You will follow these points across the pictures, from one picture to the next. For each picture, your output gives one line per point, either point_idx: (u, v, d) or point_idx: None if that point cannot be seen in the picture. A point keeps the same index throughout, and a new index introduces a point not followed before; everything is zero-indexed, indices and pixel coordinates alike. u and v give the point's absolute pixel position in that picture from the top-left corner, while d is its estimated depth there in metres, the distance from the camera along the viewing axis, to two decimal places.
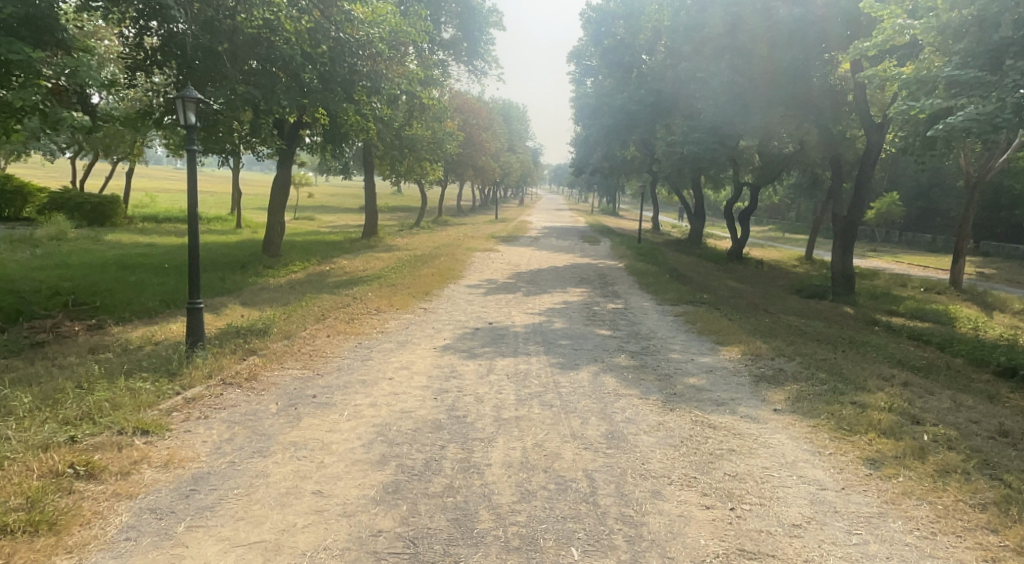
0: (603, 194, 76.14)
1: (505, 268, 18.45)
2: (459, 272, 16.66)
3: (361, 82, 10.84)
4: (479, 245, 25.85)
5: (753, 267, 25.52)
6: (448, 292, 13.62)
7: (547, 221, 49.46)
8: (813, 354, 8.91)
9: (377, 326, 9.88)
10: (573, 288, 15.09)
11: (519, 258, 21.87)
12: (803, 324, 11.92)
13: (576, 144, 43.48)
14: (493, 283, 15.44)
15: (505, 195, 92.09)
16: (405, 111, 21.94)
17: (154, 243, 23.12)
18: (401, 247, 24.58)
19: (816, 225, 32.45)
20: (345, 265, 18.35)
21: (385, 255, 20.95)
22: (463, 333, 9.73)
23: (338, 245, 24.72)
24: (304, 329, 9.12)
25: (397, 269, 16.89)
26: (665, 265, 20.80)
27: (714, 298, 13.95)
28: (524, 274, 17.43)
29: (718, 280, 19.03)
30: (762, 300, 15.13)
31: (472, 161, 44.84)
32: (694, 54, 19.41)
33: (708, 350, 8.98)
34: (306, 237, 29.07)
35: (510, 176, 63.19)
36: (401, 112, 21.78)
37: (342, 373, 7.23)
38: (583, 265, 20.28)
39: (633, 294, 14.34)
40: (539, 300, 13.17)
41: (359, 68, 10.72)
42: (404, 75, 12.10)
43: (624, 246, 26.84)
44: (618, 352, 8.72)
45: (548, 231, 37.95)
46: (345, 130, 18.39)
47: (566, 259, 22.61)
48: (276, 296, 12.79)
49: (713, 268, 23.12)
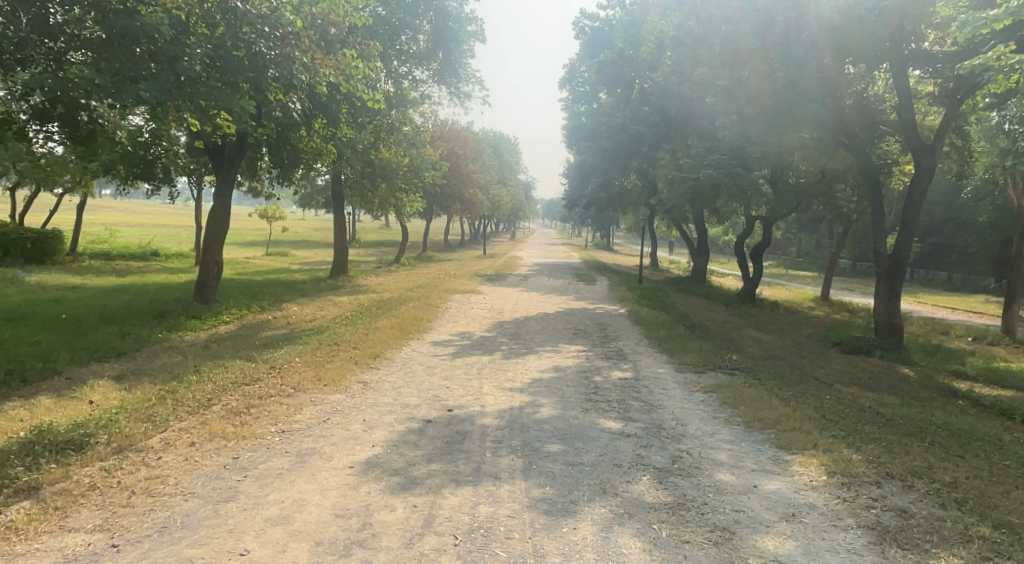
0: (596, 228, 73.52)
1: (485, 317, 15.43)
2: (426, 324, 13.63)
3: (269, 68, 8.25)
4: (459, 285, 22.90)
5: (769, 311, 22.63)
6: (404, 353, 10.55)
7: (539, 257, 46.67)
8: (934, 473, 5.83)
9: (278, 420, 6.73)
10: (567, 345, 12.06)
11: (503, 302, 18.89)
12: (875, 402, 8.92)
13: (569, 175, 40.94)
14: (467, 338, 12.42)
15: (494, 229, 89.75)
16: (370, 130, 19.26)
17: (81, 286, 20.02)
18: (370, 289, 21.60)
19: (831, 262, 29.67)
20: (292, 313, 15.26)
21: (345, 299, 17.95)
22: (406, 428, 6.64)
23: (299, 286, 21.70)
24: (155, 435, 5.97)
25: (351, 319, 13.88)
26: (673, 311, 17.86)
27: (746, 361, 10.96)
28: (507, 324, 14.40)
29: (740, 331, 16.06)
30: (804, 360, 12.16)
31: (457, 193, 42.13)
32: (706, 66, 16.74)
33: (773, 467, 5.86)
34: (268, 276, 26.03)
35: (499, 211, 60.47)
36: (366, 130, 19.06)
37: (159, 541, 4.14)
38: (577, 311, 17.31)
39: (641, 353, 11.34)
40: (522, 365, 10.11)
41: (261, 51, 8.18)
42: (336, 63, 9.29)
43: (624, 287, 23.90)
44: (635, 472, 5.64)
45: (539, 267, 34.97)
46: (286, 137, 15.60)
47: (557, 302, 19.68)
48: (173, 362, 9.65)
49: (726, 313, 20.20)
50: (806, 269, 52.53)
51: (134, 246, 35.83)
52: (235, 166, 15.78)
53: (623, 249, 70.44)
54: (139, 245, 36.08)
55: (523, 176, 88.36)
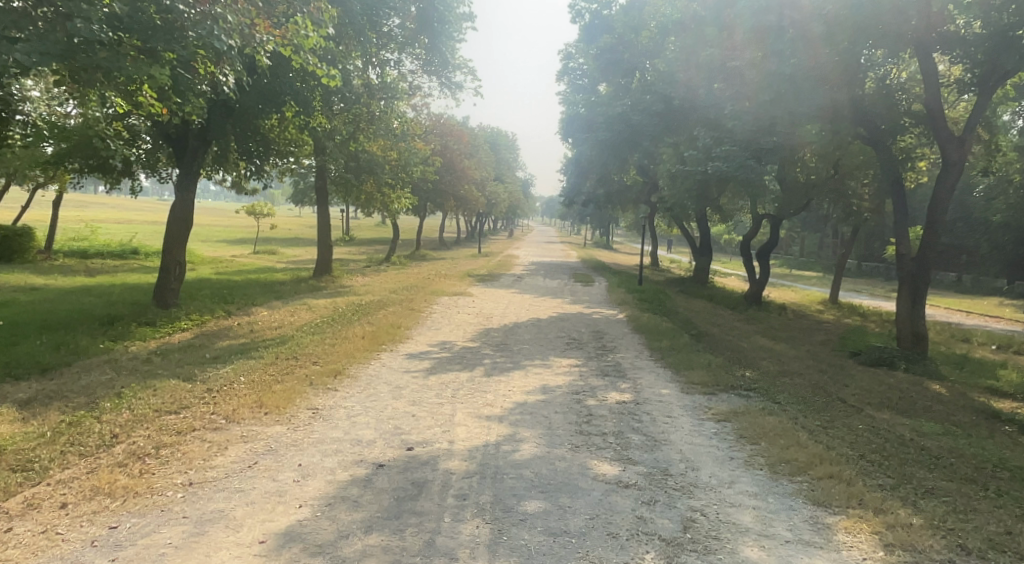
0: (596, 226, 72.07)
1: (470, 323, 14.11)
2: (403, 332, 12.31)
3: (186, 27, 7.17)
4: (448, 287, 21.58)
5: (777, 316, 21.31)
6: (371, 369, 9.22)
7: (536, 255, 45.21)
8: (1020, 547, 4.53)
9: (190, 466, 5.42)
10: (559, 358, 10.72)
11: (493, 306, 17.55)
12: (917, 433, 7.61)
13: (567, 171, 39.62)
14: (446, 349, 11.10)
15: (492, 227, 88.41)
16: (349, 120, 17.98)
17: (41, 287, 18.69)
18: (352, 290, 20.26)
19: (840, 263, 28.34)
20: (259, 319, 13.95)
21: (321, 302, 16.65)
22: (350, 477, 5.32)
23: (278, 288, 20.38)
24: (20, 494, 4.69)
25: (321, 326, 12.58)
26: (675, 317, 16.56)
27: (761, 379, 9.65)
28: (494, 332, 13.05)
29: (748, 340, 14.77)
30: (824, 377, 10.85)
31: (452, 190, 40.72)
32: (713, 50, 15.43)
33: (813, 538, 4.54)
34: (249, 276, 24.67)
35: (497, 209, 59.17)
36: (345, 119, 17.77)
37: None
38: (572, 315, 16.02)
39: (642, 370, 10.00)
40: (505, 384, 8.78)
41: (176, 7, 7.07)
42: (276, 28, 8.28)
43: (624, 288, 22.58)
44: (635, 548, 4.33)
45: (535, 267, 33.57)
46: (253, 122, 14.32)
47: (551, 306, 18.39)
48: (100, 381, 8.34)
49: (732, 318, 18.87)
50: (811, 270, 51.14)
51: (116, 243, 34.40)
52: (198, 157, 14.49)
53: (623, 248, 69.00)
54: (121, 242, 34.69)
55: (521, 173, 87.00)
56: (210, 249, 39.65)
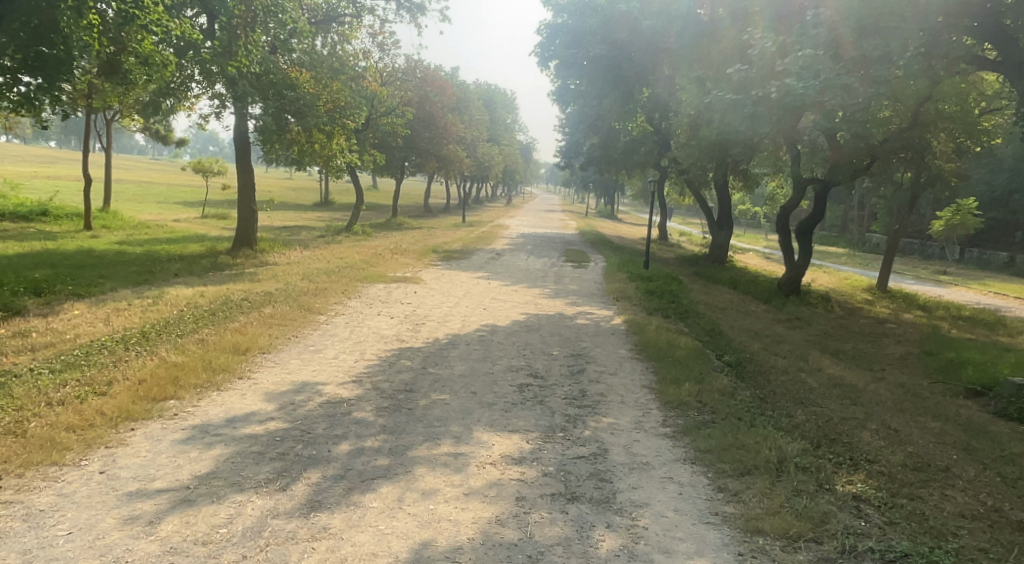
0: (600, 195, 66.46)
1: (379, 339, 8.99)
2: (240, 364, 7.19)
3: None
4: (393, 268, 16.60)
5: (824, 314, 16.23)
6: (43, 494, 4.16)
7: (529, 226, 39.78)
8: None
9: None
10: (490, 436, 5.62)
11: (439, 300, 12.51)
12: None
13: (564, 128, 34.17)
14: (287, 409, 5.98)
15: (490, 193, 82.73)
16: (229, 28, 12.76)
17: None
18: (262, 270, 15.25)
19: (893, 243, 22.99)
20: (49, 322, 8.95)
21: (186, 291, 11.61)
22: None
23: (166, 266, 15.41)
24: None
25: (113, 343, 7.56)
26: (695, 323, 11.48)
27: (898, 513, 4.61)
28: (404, 361, 7.90)
29: (811, 367, 9.65)
30: (985, 474, 5.82)
31: (432, 149, 35.31)
32: None
33: None
34: (153, 247, 19.61)
35: (490, 173, 53.72)
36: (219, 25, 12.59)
37: None
38: (545, 321, 10.97)
39: (648, 481, 4.89)
40: (325, 550, 3.74)
41: None
42: None
43: (625, 274, 17.41)
44: None
45: (522, 241, 28.37)
46: (51, 28, 9.28)
47: (522, 300, 13.30)
48: None
49: (769, 321, 13.81)
50: (837, 247, 45.72)
51: (32, 201, 29.21)
52: None
53: (629, 218, 63.51)
54: (41, 201, 29.64)
55: (522, 136, 81.20)
56: (154, 212, 34.61)
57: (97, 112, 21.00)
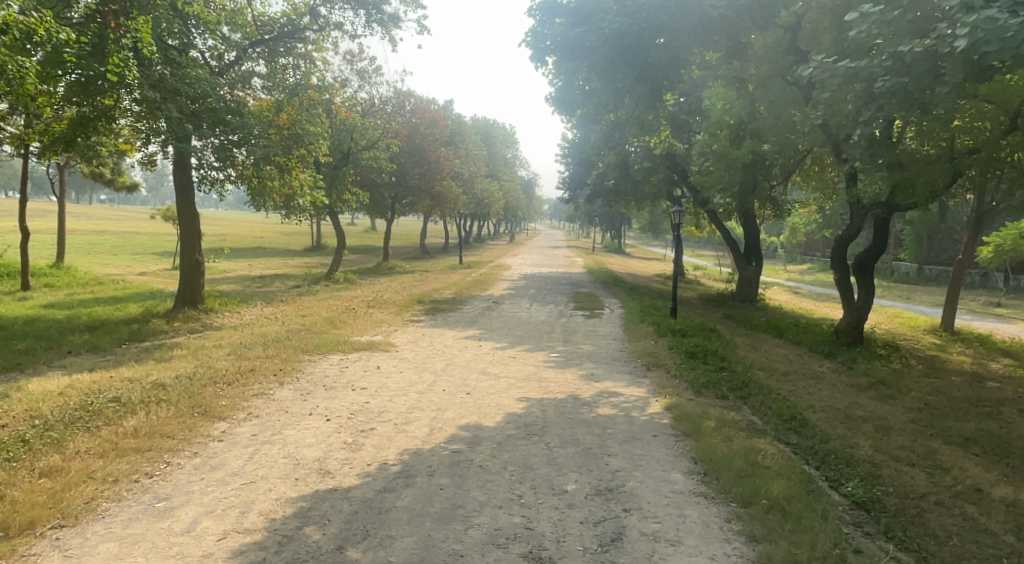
0: (605, 230, 63.32)
1: (289, 473, 5.62)
2: None
3: None
4: (362, 330, 13.29)
5: (906, 372, 12.82)
6: None
7: (533, 265, 36.44)
8: None
9: None
10: None
11: (408, 380, 9.13)
12: None
13: (569, 157, 31.16)
14: None
15: (492, 231, 79.87)
16: (103, 20, 10.03)
17: None
18: (191, 340, 12.00)
19: (956, 275, 19.59)
20: None
21: (49, 383, 8.27)
22: None
23: (70, 337, 12.16)
24: None
25: None
26: (767, 409, 8.08)
27: None
28: (308, 533, 4.54)
29: (973, 489, 6.18)
30: None
31: (424, 186, 32.28)
32: None
33: None
34: (83, 310, 16.40)
35: (491, 211, 50.83)
36: (89, 17, 9.76)
37: None
38: (552, 416, 7.60)
39: None
40: None
41: None
42: None
43: (651, 326, 14.07)
44: None
45: (525, 284, 25.12)
46: None
47: (520, 373, 9.93)
48: None
49: (850, 391, 10.39)
50: None
51: None
52: None
53: (637, 253, 60.35)
54: None
55: (524, 171, 78.52)
56: (122, 264, 31.60)
57: (25, 154, 18.00)
